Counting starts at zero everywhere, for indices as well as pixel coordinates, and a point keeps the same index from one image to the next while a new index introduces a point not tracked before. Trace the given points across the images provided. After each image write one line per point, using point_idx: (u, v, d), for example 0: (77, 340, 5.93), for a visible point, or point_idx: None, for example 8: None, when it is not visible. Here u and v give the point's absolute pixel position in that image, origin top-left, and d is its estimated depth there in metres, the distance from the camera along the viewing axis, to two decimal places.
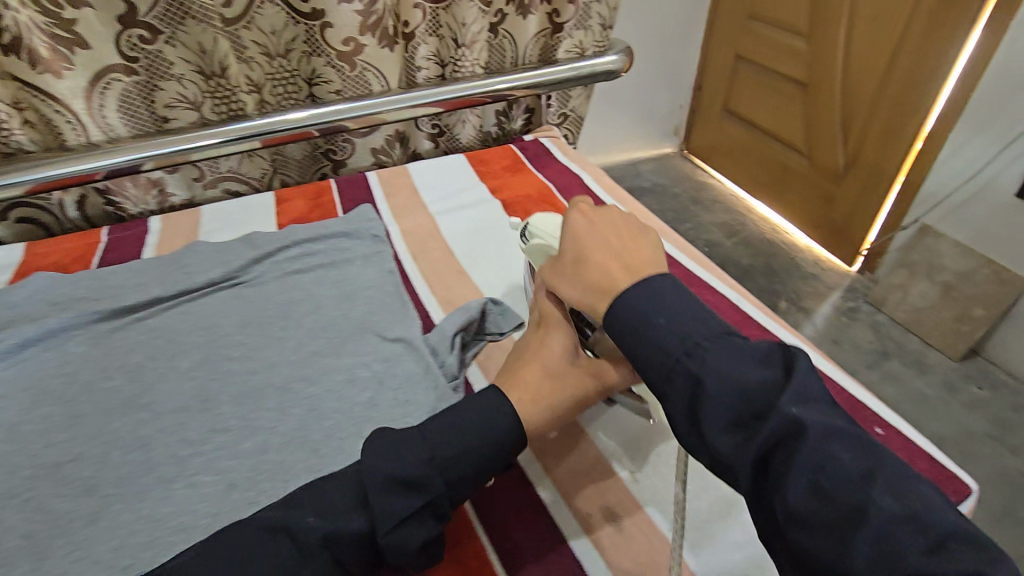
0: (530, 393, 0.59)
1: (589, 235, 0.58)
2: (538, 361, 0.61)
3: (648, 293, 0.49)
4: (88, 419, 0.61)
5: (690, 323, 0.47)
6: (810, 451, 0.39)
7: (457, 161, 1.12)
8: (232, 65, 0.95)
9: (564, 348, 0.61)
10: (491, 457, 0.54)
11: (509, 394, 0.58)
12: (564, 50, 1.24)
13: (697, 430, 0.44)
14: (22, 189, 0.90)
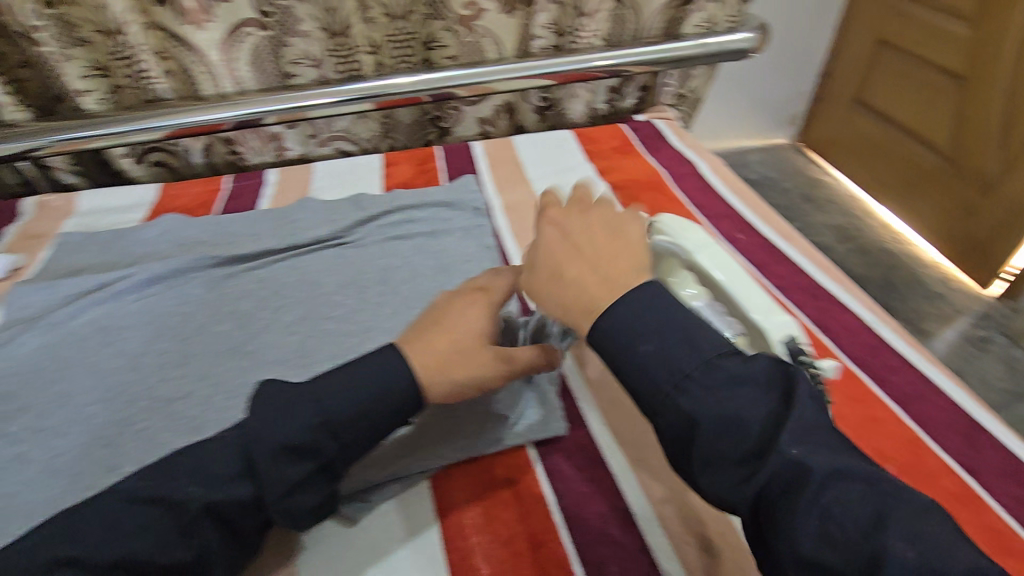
0: (439, 362, 0.51)
1: (559, 239, 0.50)
2: (448, 332, 0.53)
3: (637, 305, 0.44)
4: (199, 359, 0.64)
5: (690, 351, 0.42)
6: (808, 495, 0.35)
7: (565, 138, 1.06)
8: (355, 25, 0.96)
9: (477, 324, 0.54)
10: (366, 428, 0.48)
11: (413, 358, 0.51)
12: (692, 24, 1.14)
13: (693, 466, 0.40)
14: (158, 134, 0.97)
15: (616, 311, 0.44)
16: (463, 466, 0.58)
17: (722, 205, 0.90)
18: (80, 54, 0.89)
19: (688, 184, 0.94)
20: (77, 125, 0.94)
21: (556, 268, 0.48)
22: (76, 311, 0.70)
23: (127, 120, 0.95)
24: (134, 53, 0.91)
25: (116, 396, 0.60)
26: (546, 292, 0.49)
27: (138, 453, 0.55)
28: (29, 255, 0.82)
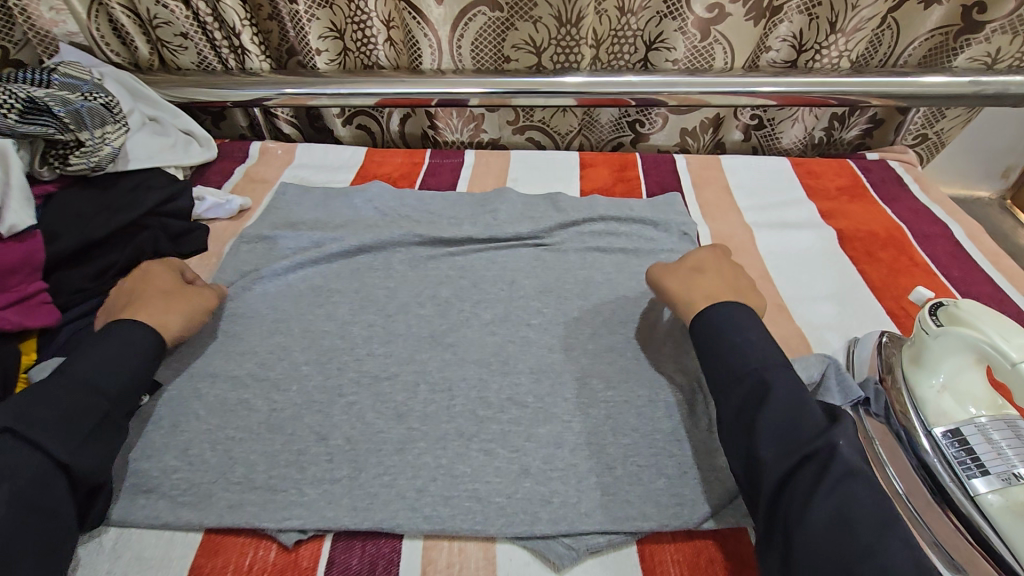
0: (680, 279, 0.61)
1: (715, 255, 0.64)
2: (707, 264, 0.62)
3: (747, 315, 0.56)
4: (403, 341, 0.64)
5: (758, 350, 0.52)
6: (838, 480, 0.42)
7: (782, 168, 0.95)
8: (588, 16, 0.90)
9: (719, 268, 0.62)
10: (725, 370, 0.52)
11: (667, 270, 0.63)
12: (966, 57, 0.96)
13: (746, 445, 0.47)
14: (374, 101, 0.99)
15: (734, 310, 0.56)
16: (671, 540, 0.49)
17: (986, 284, 0.73)
18: (322, 15, 0.94)
19: (938, 248, 0.79)
20: (306, 81, 0.98)
21: (699, 264, 0.62)
22: (294, 265, 0.72)
23: (348, 83, 0.97)
24: (368, 17, 0.92)
25: (328, 360, 0.61)
26: (678, 273, 0.62)
27: (346, 429, 0.55)
28: (255, 200, 0.88)
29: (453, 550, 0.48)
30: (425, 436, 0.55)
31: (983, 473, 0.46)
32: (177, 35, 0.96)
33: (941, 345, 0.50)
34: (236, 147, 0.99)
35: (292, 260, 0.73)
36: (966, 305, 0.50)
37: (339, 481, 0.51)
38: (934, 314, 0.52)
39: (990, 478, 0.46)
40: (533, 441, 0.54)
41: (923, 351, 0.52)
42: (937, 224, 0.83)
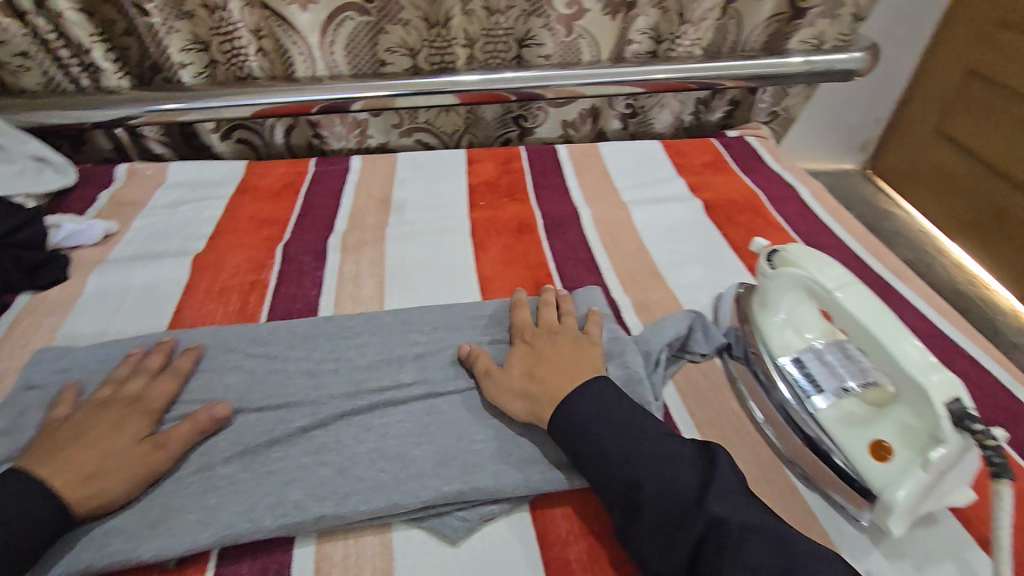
0: (524, 397, 0.53)
1: (531, 352, 0.57)
2: (544, 361, 0.55)
3: (599, 398, 0.50)
4: (286, 343, 0.63)
5: (610, 435, 0.48)
6: (730, 554, 0.40)
7: (655, 149, 1.02)
8: (455, 17, 0.93)
9: (529, 353, 0.57)
10: (597, 463, 0.47)
11: (503, 399, 0.54)
12: (799, 40, 1.07)
13: (654, 536, 0.43)
14: (250, 112, 0.96)
15: (583, 391, 0.51)
16: (561, 496, 0.51)
17: (828, 235, 0.82)
18: (182, 27, 0.91)
19: (788, 209, 0.88)
20: (170, 96, 0.93)
21: (528, 369, 0.55)
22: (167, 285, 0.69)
23: (218, 95, 0.94)
24: (235, 28, 0.91)
25: (209, 373, 0.59)
26: (512, 391, 0.54)
27: (229, 444, 0.53)
28: (123, 224, 0.83)
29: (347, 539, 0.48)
30: (318, 428, 0.54)
31: (819, 393, 0.53)
32: (17, 56, 0.89)
33: (777, 287, 0.56)
34: (100, 171, 0.93)
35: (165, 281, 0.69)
36: (786, 253, 0.56)
37: (224, 491, 0.49)
38: (768, 259, 0.57)
39: (824, 394, 0.53)
40: (427, 424, 0.54)
41: (763, 295, 0.58)
42: (786, 188, 0.93)
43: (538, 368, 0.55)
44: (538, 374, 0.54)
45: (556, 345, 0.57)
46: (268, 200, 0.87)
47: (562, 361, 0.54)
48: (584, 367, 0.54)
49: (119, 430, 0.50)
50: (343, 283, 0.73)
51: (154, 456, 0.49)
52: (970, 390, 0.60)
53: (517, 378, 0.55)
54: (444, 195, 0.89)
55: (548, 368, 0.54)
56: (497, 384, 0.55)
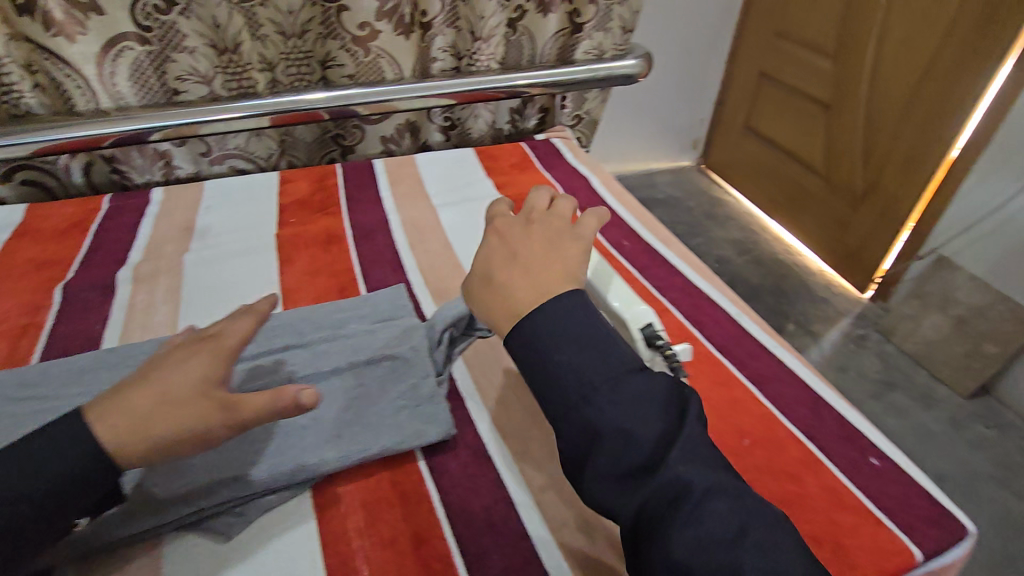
0: (514, 299, 0.49)
1: (489, 253, 0.53)
2: (513, 262, 0.51)
3: (561, 313, 0.47)
4: (59, 379, 0.60)
5: (579, 372, 0.45)
6: (685, 503, 0.41)
7: (468, 156, 1.09)
8: (246, 42, 0.95)
9: (497, 251, 0.52)
10: (563, 405, 0.45)
11: (487, 307, 0.50)
12: (582, 51, 1.22)
13: (608, 477, 0.43)
14: (29, 151, 0.90)
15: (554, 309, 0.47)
16: (346, 476, 0.55)
17: (612, 215, 0.94)
18: None
19: (582, 197, 0.99)
20: None
21: (487, 273, 0.51)
22: None
23: None
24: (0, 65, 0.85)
25: None
26: (480, 296, 0.51)
27: None
28: None
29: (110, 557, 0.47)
30: None
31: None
32: None
33: None
34: None
35: None
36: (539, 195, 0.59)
37: None
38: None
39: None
40: None
41: None
42: (582, 179, 1.05)
43: (526, 268, 0.50)
44: (523, 268, 0.50)
45: (527, 240, 0.53)
46: (49, 241, 0.82)
47: (538, 261, 0.51)
48: (554, 277, 0.49)
49: (196, 384, 0.44)
50: (132, 314, 0.71)
51: (216, 416, 0.43)
52: (708, 325, 0.71)
53: (486, 277, 0.50)
54: (253, 217, 0.89)
55: (529, 274, 0.49)
56: (474, 272, 0.52)
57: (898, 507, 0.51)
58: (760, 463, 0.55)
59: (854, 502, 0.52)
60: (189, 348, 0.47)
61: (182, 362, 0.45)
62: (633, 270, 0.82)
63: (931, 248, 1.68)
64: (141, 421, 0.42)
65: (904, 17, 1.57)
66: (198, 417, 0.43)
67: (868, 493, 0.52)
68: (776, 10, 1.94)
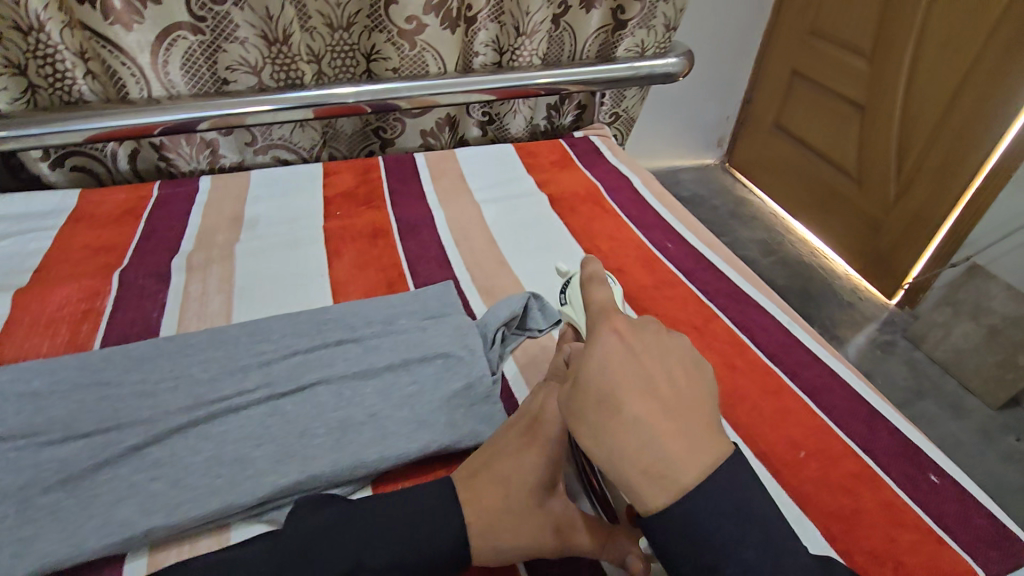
0: (638, 458, 0.37)
1: (630, 378, 0.39)
2: (652, 412, 0.38)
3: (715, 495, 0.36)
4: (120, 365, 0.62)
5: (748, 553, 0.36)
6: None
7: (508, 153, 1.09)
8: (296, 34, 0.95)
9: (627, 390, 0.39)
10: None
11: (602, 453, 0.38)
12: (624, 48, 1.20)
13: None
14: (83, 137, 0.91)
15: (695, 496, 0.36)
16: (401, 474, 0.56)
17: (654, 215, 0.93)
18: None
19: (622, 196, 0.98)
20: None
21: (622, 409, 0.38)
22: None
23: (40, 121, 0.88)
24: (56, 51, 0.87)
25: (27, 405, 0.57)
26: (601, 437, 0.38)
27: (51, 472, 0.51)
28: None
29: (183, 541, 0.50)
30: (153, 444, 0.54)
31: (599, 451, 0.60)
32: None
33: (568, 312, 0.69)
34: None
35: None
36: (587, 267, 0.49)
37: (43, 521, 0.48)
38: (563, 300, 0.69)
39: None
40: (268, 424, 0.56)
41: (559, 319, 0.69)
42: (621, 178, 1.04)
43: (643, 414, 0.38)
44: (636, 419, 0.37)
45: (661, 376, 0.40)
46: (103, 227, 0.83)
47: (677, 418, 0.38)
48: (692, 443, 0.38)
49: (536, 497, 0.50)
50: (188, 302, 0.72)
51: (547, 538, 0.49)
52: (756, 332, 0.71)
53: (600, 423, 0.38)
54: (299, 208, 0.90)
55: (655, 424, 0.37)
56: (570, 408, 0.40)
57: (954, 524, 0.52)
58: (817, 474, 0.55)
59: (910, 517, 0.52)
60: (514, 447, 0.51)
61: (507, 460, 0.51)
62: (678, 273, 0.81)
63: (965, 255, 1.66)
64: (494, 520, 0.48)
65: (945, 17, 1.54)
66: (539, 536, 0.49)
67: (926, 507, 0.53)
68: (810, 8, 1.90)
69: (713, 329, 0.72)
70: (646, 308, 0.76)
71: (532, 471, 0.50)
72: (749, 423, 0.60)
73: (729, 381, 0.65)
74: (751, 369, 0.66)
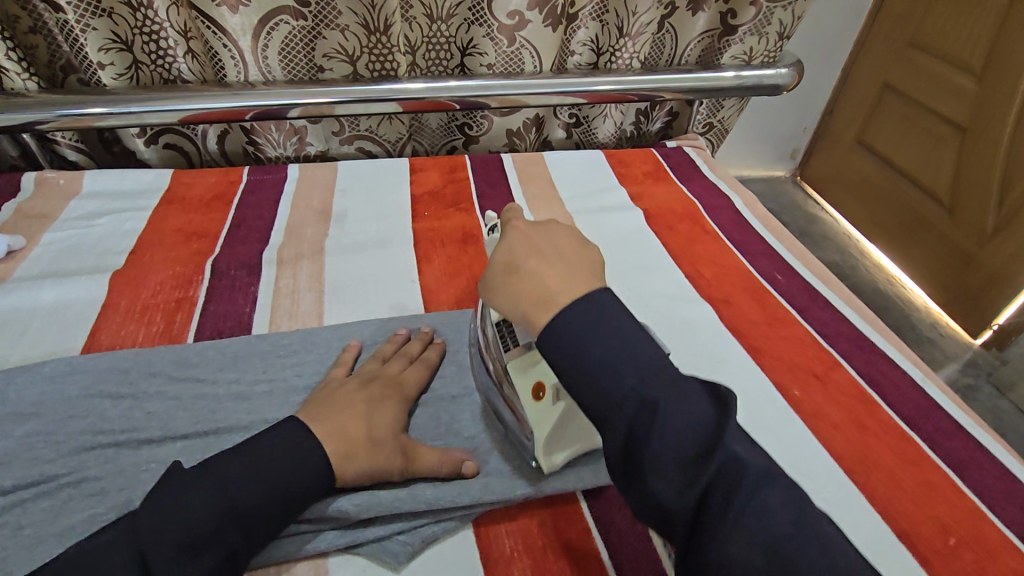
0: (522, 291, 0.43)
1: (518, 242, 0.47)
2: (533, 258, 0.45)
3: (588, 316, 0.40)
4: (217, 361, 0.61)
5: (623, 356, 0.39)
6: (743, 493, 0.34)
7: (598, 159, 1.03)
8: (396, 24, 0.92)
9: (513, 245, 0.47)
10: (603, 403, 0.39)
11: (493, 298, 0.46)
12: (730, 55, 1.12)
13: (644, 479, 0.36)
14: (178, 118, 0.91)
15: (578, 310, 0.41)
16: (503, 515, 0.52)
17: (761, 242, 0.87)
18: (99, 25, 0.84)
19: (724, 218, 0.91)
20: (86, 100, 0.86)
21: (510, 262, 0.45)
22: (81, 319, 0.65)
23: (141, 99, 0.88)
24: (159, 28, 0.85)
25: (130, 396, 0.57)
26: (498, 286, 0.46)
27: (153, 474, 0.50)
28: (30, 238, 0.76)
29: (278, 553, 0.47)
30: None
31: (514, 346, 0.55)
32: None
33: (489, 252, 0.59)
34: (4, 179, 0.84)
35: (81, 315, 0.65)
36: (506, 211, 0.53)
37: None
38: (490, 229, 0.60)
39: (518, 350, 0.55)
40: None
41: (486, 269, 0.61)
42: (719, 196, 0.98)
43: (534, 267, 0.44)
44: (530, 272, 0.44)
45: (552, 240, 0.47)
46: (195, 211, 0.83)
47: (555, 263, 0.44)
48: (563, 278, 0.43)
49: (388, 427, 0.52)
50: (279, 298, 0.70)
51: (398, 459, 0.50)
52: (888, 389, 0.66)
53: (503, 283, 0.45)
54: (385, 206, 0.87)
55: (542, 270, 0.43)
56: (483, 281, 0.48)
57: None
58: (972, 565, 0.51)
59: None
60: (362, 381, 0.56)
61: (353, 392, 0.54)
62: (792, 310, 0.75)
63: None
64: (353, 447, 0.49)
65: None
66: (387, 457, 0.50)
67: None
68: (912, 12, 1.65)
69: (836, 380, 0.66)
70: (759, 347, 0.70)
71: (385, 413, 0.53)
72: (885, 496, 0.56)
73: (860, 445, 0.60)
74: (884, 433, 0.61)
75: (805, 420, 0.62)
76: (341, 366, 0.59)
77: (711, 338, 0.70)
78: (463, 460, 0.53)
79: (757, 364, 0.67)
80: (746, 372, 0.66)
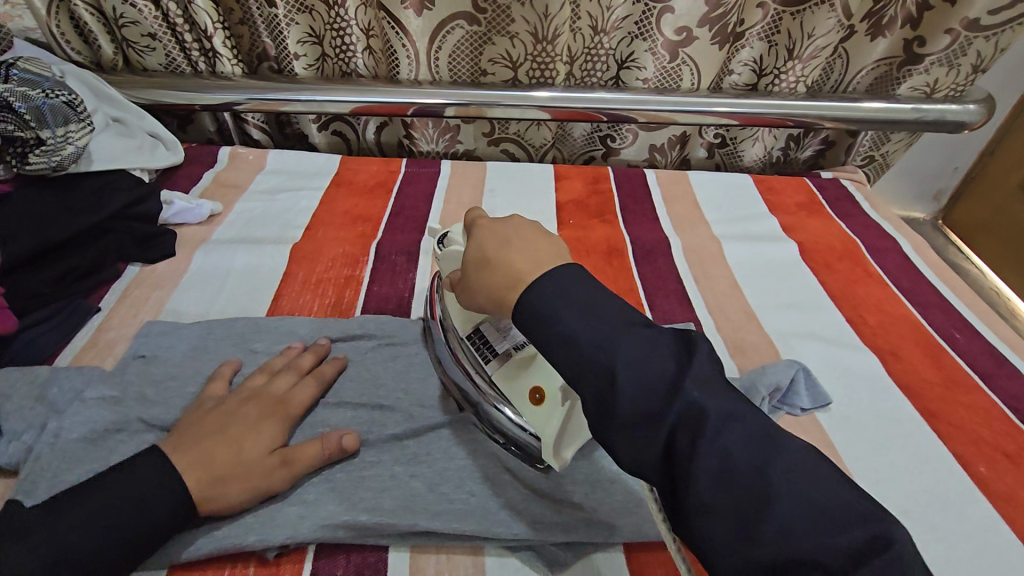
0: (502, 277, 0.45)
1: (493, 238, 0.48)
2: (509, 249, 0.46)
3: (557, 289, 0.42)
4: (382, 340, 0.65)
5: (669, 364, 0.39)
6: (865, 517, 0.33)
7: (746, 183, 0.99)
8: (564, 34, 0.93)
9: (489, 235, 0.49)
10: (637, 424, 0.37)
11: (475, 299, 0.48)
12: (908, 86, 1.03)
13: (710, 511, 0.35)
14: (351, 108, 0.98)
15: (570, 286, 0.42)
16: (657, 547, 0.51)
17: (932, 293, 0.79)
18: (300, 20, 0.93)
19: (889, 262, 0.84)
20: (279, 86, 0.96)
21: (484, 257, 0.47)
22: (265, 285, 0.72)
23: (324, 89, 0.96)
24: (348, 25, 0.92)
25: None
26: (474, 281, 0.48)
27: None
28: (225, 205, 0.85)
29: (228, 542, 0.47)
30: (411, 438, 0.56)
31: (492, 355, 0.55)
32: (144, 36, 0.93)
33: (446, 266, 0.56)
34: (204, 151, 0.96)
35: (266, 282, 0.72)
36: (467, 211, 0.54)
37: (322, 490, 0.51)
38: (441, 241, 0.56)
39: (499, 357, 0.55)
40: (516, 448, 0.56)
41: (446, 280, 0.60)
42: (885, 237, 0.90)
43: (502, 257, 0.46)
44: (500, 263, 0.46)
45: (518, 227, 0.49)
46: (362, 197, 0.89)
47: (527, 246, 0.46)
48: (534, 261, 0.45)
49: (261, 447, 0.50)
50: (434, 288, 0.74)
51: (277, 474, 0.49)
52: None
53: (478, 275, 0.47)
54: (532, 211, 0.89)
55: (509, 256, 0.45)
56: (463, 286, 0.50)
57: None
58: None
59: None
60: (240, 400, 0.54)
61: (240, 420, 0.51)
62: (974, 375, 0.68)
63: None
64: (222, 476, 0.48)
65: None
66: (266, 478, 0.49)
67: None
68: None
69: None
70: (935, 410, 0.63)
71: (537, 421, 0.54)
72: None
73: None
74: None
75: (992, 501, 0.56)
76: (219, 380, 0.57)
77: (874, 392, 0.65)
78: (340, 436, 0.53)
79: (933, 430, 0.61)
80: (917, 435, 0.61)
